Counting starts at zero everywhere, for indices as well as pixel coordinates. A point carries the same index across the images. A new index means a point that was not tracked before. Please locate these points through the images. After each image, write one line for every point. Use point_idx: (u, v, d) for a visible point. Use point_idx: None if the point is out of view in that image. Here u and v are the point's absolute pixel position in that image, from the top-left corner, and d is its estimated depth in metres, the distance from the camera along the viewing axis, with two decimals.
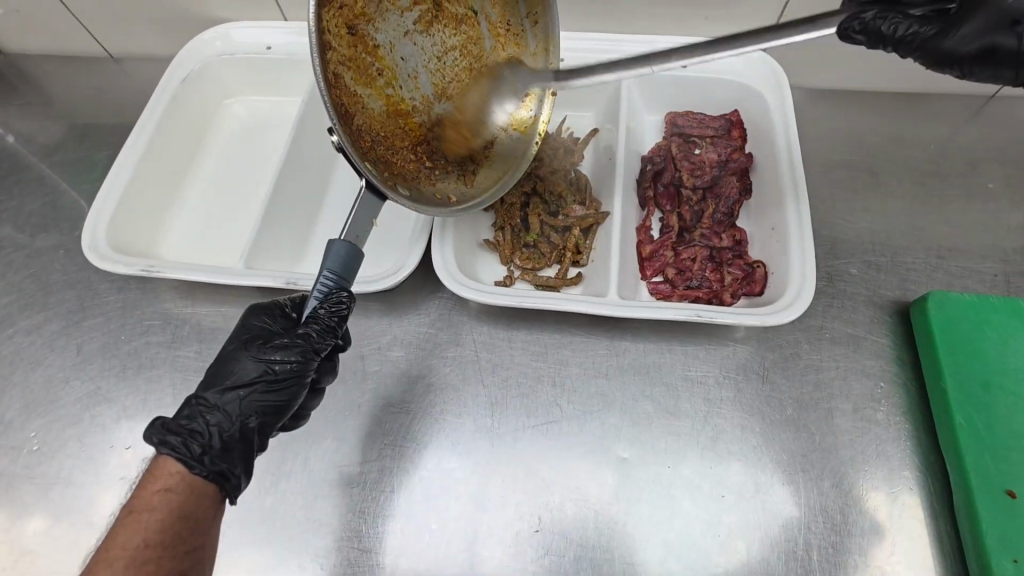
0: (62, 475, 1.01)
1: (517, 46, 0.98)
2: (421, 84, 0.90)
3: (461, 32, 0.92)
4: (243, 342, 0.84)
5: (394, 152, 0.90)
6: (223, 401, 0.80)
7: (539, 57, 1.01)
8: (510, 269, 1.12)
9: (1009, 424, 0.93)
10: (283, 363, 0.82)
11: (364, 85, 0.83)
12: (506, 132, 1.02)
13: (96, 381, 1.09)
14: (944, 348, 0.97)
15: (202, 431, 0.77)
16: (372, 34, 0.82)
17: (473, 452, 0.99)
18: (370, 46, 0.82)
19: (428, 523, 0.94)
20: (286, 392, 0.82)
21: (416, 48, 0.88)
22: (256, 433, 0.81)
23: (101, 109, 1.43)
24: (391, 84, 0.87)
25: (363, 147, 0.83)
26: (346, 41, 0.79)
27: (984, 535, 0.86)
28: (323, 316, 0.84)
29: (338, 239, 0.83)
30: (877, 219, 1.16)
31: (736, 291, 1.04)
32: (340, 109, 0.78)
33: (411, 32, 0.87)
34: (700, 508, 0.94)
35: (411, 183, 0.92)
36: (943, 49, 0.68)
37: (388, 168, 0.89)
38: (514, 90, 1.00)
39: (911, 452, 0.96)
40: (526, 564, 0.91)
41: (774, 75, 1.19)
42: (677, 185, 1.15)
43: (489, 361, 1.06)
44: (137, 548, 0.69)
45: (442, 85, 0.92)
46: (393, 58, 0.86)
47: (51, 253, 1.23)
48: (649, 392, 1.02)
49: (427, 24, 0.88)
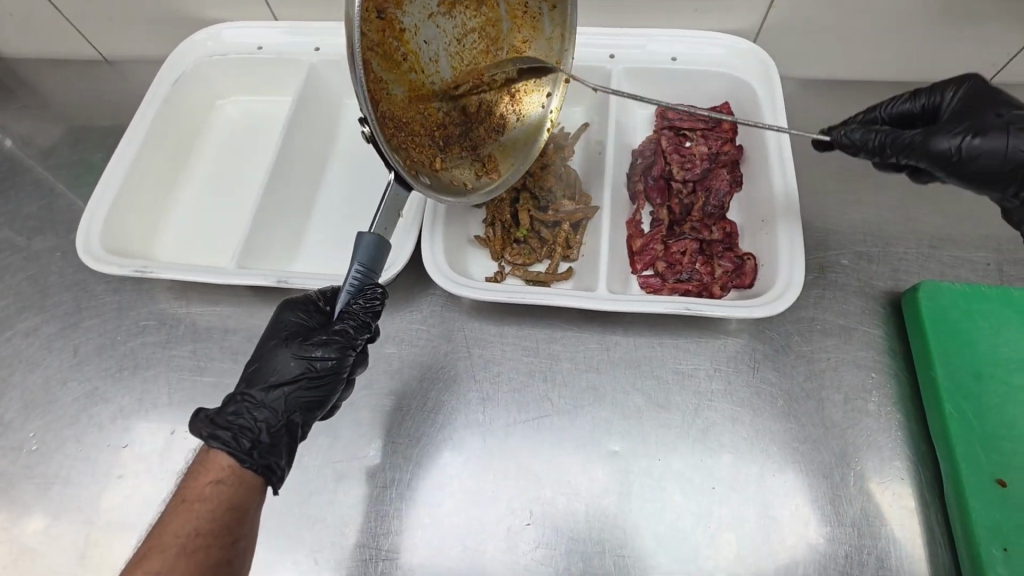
0: (60, 474, 1.03)
1: (534, 28, 0.97)
2: (441, 67, 0.89)
3: (481, 13, 0.91)
4: (283, 338, 0.85)
5: (415, 137, 0.89)
6: (269, 398, 0.81)
7: (554, 43, 1.00)
8: (500, 265, 1.12)
9: (1000, 413, 0.93)
10: (323, 360, 0.83)
11: (391, 69, 0.82)
12: (517, 117, 1.03)
13: (93, 382, 1.10)
14: (935, 338, 0.97)
15: (252, 426, 0.79)
16: (401, 18, 0.80)
17: (467, 448, 1.00)
18: (397, 30, 0.81)
19: (422, 518, 0.95)
20: (330, 387, 0.84)
21: (439, 31, 0.87)
22: (300, 426, 0.83)
23: (98, 112, 1.44)
24: (415, 68, 0.86)
25: (390, 134, 0.82)
26: (378, 25, 0.77)
27: (974, 524, 0.86)
28: (358, 312, 0.85)
29: (366, 233, 0.84)
30: (869, 210, 1.16)
31: (726, 284, 1.04)
32: (373, 94, 0.78)
33: (434, 14, 0.85)
34: (691, 502, 0.94)
35: (431, 169, 0.93)
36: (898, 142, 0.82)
37: (410, 152, 0.88)
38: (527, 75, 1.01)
39: (902, 442, 0.96)
40: (519, 559, 0.92)
41: (762, 64, 1.18)
42: (667, 178, 1.15)
43: (480, 357, 1.07)
44: (189, 536, 0.71)
45: (460, 69, 0.92)
46: (417, 42, 0.85)
47: (47, 256, 1.24)
48: (639, 385, 1.03)
49: (450, 6, 0.87)
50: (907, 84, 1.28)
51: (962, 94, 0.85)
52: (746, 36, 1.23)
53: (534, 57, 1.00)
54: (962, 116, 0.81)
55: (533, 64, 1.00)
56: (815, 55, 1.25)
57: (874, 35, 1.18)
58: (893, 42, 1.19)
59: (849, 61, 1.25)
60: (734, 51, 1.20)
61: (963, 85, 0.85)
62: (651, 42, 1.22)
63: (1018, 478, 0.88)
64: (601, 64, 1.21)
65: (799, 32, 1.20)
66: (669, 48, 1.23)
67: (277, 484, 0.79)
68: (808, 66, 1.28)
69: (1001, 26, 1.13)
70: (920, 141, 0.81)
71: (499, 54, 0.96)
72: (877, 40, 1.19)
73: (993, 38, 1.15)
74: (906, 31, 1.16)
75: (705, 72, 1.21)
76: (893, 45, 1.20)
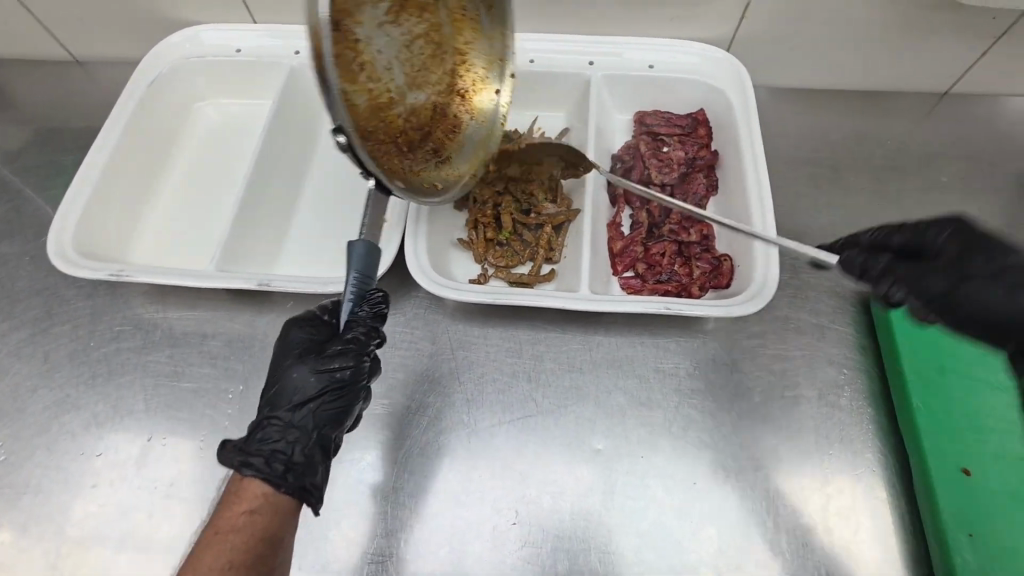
0: (30, 484, 0.99)
1: (473, 30, 0.98)
2: (394, 75, 0.87)
3: (425, 19, 0.89)
4: (296, 357, 0.87)
5: (382, 149, 0.88)
6: (295, 418, 0.83)
7: (494, 43, 1.01)
8: (483, 268, 1.14)
9: (963, 405, 0.97)
10: (341, 369, 0.86)
11: (353, 83, 0.79)
12: (471, 116, 1.03)
13: (64, 389, 1.07)
14: (902, 337, 1.01)
15: (283, 449, 0.80)
16: (355, 30, 0.77)
17: (451, 449, 1.00)
18: (353, 42, 0.77)
19: (406, 521, 0.95)
20: (350, 395, 0.86)
21: (389, 39, 0.84)
22: (331, 440, 0.84)
23: (69, 114, 1.40)
24: (371, 78, 0.83)
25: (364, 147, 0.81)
26: (338, 39, 0.72)
27: (942, 513, 0.89)
28: (365, 317, 0.90)
29: (357, 240, 0.88)
30: (839, 214, 1.20)
31: (704, 284, 1.07)
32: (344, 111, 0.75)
33: (384, 24, 0.82)
34: (674, 499, 0.96)
35: (403, 177, 0.93)
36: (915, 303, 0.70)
37: (382, 161, 0.87)
38: (473, 74, 1.02)
39: (873, 436, 1.00)
40: (506, 558, 0.92)
41: (735, 72, 1.22)
42: (646, 182, 1.18)
43: (464, 359, 1.07)
44: (223, 569, 0.71)
45: (412, 75, 0.91)
46: (372, 52, 0.82)
47: (15, 260, 1.20)
48: (622, 384, 1.04)
49: (397, 13, 0.84)
50: (873, 92, 1.34)
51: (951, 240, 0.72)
52: (720, 45, 1.27)
53: (477, 57, 1.01)
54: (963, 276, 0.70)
55: (476, 64, 1.01)
56: (786, 64, 1.29)
57: (841, 45, 1.23)
58: (857, 53, 1.25)
59: (818, 70, 1.30)
60: (709, 61, 1.24)
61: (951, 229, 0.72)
62: (629, 50, 1.26)
63: (981, 467, 0.93)
64: (580, 71, 1.24)
65: (770, 42, 1.24)
66: (646, 56, 1.26)
67: (314, 503, 0.79)
68: (779, 74, 1.32)
69: (959, 40, 1.19)
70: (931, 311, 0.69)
71: (444, 57, 0.96)
72: (845, 50, 1.24)
73: (951, 50, 1.21)
74: (870, 42, 1.22)
75: (682, 80, 1.24)
76: (857, 55, 1.25)
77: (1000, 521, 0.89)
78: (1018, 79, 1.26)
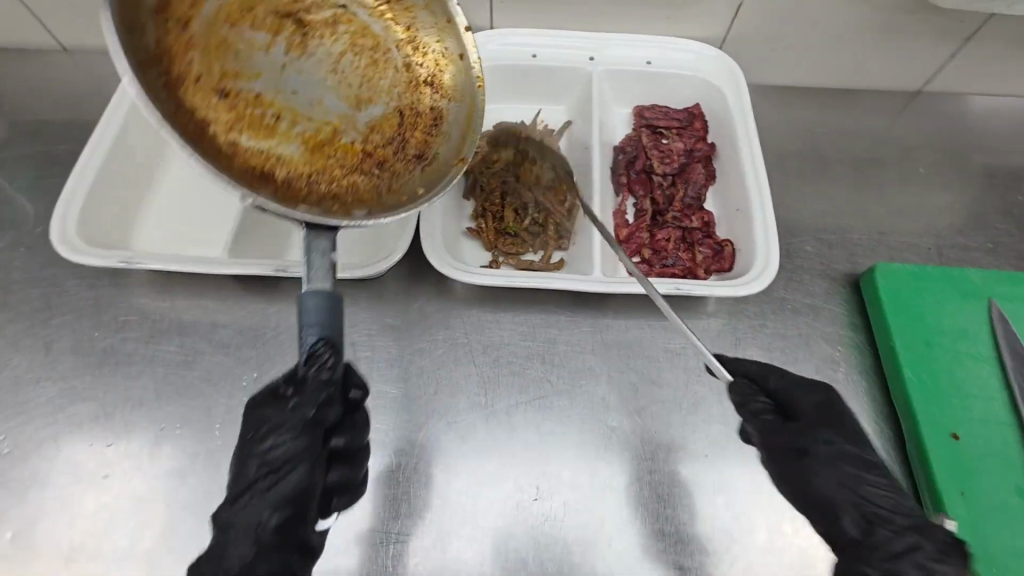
0: (38, 478, 0.97)
1: (407, 9, 0.90)
2: (329, 106, 0.86)
3: (340, 34, 0.87)
4: (248, 439, 0.81)
5: (340, 181, 0.87)
6: (236, 514, 0.76)
7: (433, 7, 0.90)
8: (493, 255, 1.17)
9: (950, 376, 1.04)
10: (284, 446, 0.77)
11: (268, 139, 0.82)
12: (447, 99, 0.93)
13: (70, 381, 1.04)
14: (892, 313, 1.08)
15: (224, 555, 0.74)
16: (246, 88, 0.80)
17: (470, 429, 1.02)
18: (251, 100, 0.80)
19: (429, 500, 0.97)
20: (292, 478, 0.76)
21: (303, 75, 0.85)
22: (279, 533, 0.74)
23: (54, 103, 1.35)
24: (294, 123, 0.84)
25: (300, 196, 0.82)
26: (222, 107, 0.78)
27: (936, 474, 0.96)
28: (314, 380, 0.77)
29: (303, 295, 0.74)
30: (827, 202, 1.28)
31: (708, 267, 1.12)
32: (244, 179, 0.77)
33: (287, 64, 0.84)
34: (687, 471, 1.00)
35: (375, 202, 0.88)
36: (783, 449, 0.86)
37: (340, 198, 0.85)
38: (433, 54, 0.93)
39: (868, 407, 1.06)
40: (530, 532, 0.96)
41: (728, 70, 1.29)
42: (648, 172, 1.23)
43: (480, 343, 1.09)
44: None
45: (352, 94, 0.88)
46: (285, 96, 0.83)
47: (8, 251, 1.16)
48: (632, 364, 1.08)
49: (300, 45, 0.85)
50: (852, 90, 1.42)
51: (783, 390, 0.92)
52: (713, 43, 1.33)
53: (425, 33, 0.92)
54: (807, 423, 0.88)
55: (431, 44, 0.92)
56: (774, 62, 1.36)
57: (825, 45, 1.31)
58: (839, 52, 1.33)
59: (804, 69, 1.38)
60: (704, 58, 1.29)
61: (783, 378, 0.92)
62: (627, 47, 1.30)
63: (967, 431, 1.00)
64: (582, 65, 1.29)
65: (760, 41, 1.31)
66: (643, 53, 1.31)
67: None
68: (767, 72, 1.39)
69: (931, 41, 1.28)
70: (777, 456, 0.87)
71: (388, 57, 0.90)
72: (828, 49, 1.32)
73: (924, 50, 1.31)
74: (852, 41, 1.30)
75: (678, 76, 1.30)
76: (839, 54, 1.33)
77: (986, 480, 0.97)
78: (982, 79, 1.37)
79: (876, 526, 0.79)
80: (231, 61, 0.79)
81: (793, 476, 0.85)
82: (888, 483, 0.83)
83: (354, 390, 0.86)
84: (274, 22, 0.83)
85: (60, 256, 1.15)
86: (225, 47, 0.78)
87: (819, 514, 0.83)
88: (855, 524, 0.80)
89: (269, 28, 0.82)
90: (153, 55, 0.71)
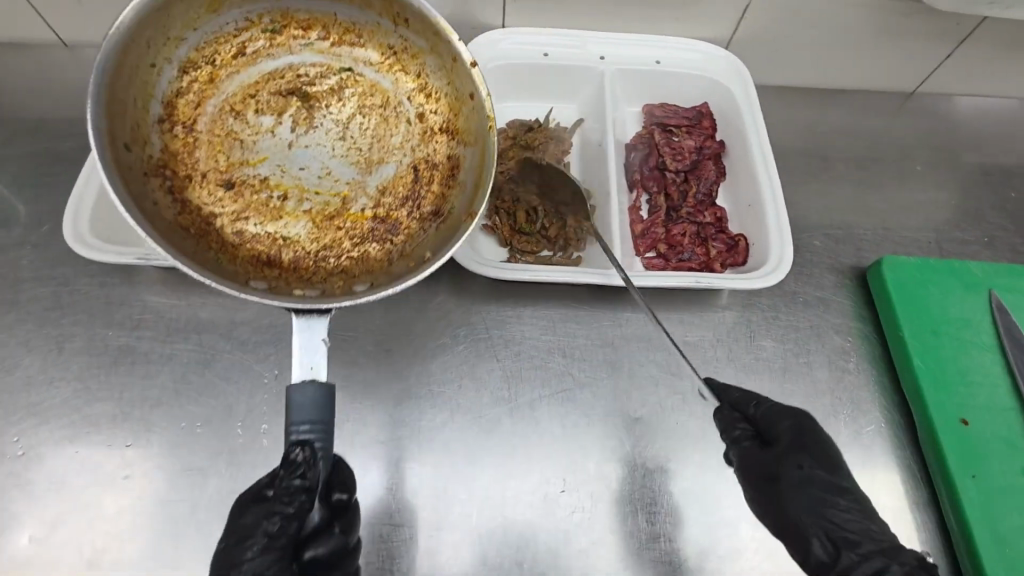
0: (56, 480, 0.95)
1: (415, 57, 0.99)
2: (335, 174, 0.99)
3: (348, 102, 1.03)
4: (227, 546, 0.81)
5: (347, 251, 0.96)
6: None
7: (434, 55, 0.97)
8: (509, 250, 1.19)
9: (957, 364, 1.08)
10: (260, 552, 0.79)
11: (275, 219, 0.96)
12: (460, 145, 0.99)
13: (86, 380, 1.02)
14: (899, 304, 1.12)
15: None
16: (253, 174, 0.97)
17: (495, 422, 1.04)
18: (259, 185, 0.97)
19: (457, 494, 0.98)
20: None
21: (311, 149, 1.00)
22: None
23: (49, 94, 1.29)
24: (302, 199, 0.98)
25: (306, 273, 0.92)
26: (228, 197, 0.95)
27: (949, 458, 1.00)
28: (292, 485, 0.79)
29: (291, 390, 0.78)
30: (832, 198, 1.32)
31: (724, 261, 1.15)
32: (249, 264, 0.90)
33: (296, 143, 1.00)
34: (708, 461, 1.02)
35: (383, 270, 0.93)
36: (759, 473, 0.93)
37: (347, 273, 0.93)
38: (443, 101, 1.01)
39: (878, 395, 1.10)
40: (558, 524, 0.97)
41: (733, 70, 1.32)
42: (660, 169, 1.24)
43: (501, 338, 1.10)
44: None
45: (359, 158, 1.01)
46: (295, 172, 0.99)
47: (15, 249, 1.13)
48: (652, 357, 1.10)
49: (308, 122, 1.02)
50: (851, 91, 1.46)
51: (768, 412, 0.95)
52: (719, 43, 1.36)
53: (434, 81, 1.00)
54: (790, 447, 0.93)
55: (441, 90, 1.00)
56: (778, 62, 1.40)
57: (827, 46, 1.35)
58: (840, 53, 1.37)
59: (806, 67, 1.41)
60: (711, 59, 1.32)
61: (766, 403, 0.97)
62: (635, 47, 1.32)
63: (976, 417, 1.04)
64: (592, 65, 1.30)
65: (765, 42, 1.35)
66: (651, 53, 1.33)
67: None
68: (771, 71, 1.43)
69: (928, 43, 1.33)
70: (754, 478, 0.94)
71: (397, 114, 1.03)
72: (830, 49, 1.36)
73: (921, 52, 1.36)
74: (853, 42, 1.34)
75: (686, 76, 1.32)
76: (840, 55, 1.38)
77: (996, 462, 1.01)
78: (974, 80, 1.43)
79: (845, 553, 0.85)
80: (241, 152, 0.98)
81: (765, 499, 0.93)
82: (857, 512, 0.89)
83: (338, 493, 0.87)
84: (280, 107, 1.01)
85: (70, 254, 1.12)
86: (235, 139, 0.98)
87: (791, 538, 0.90)
88: (824, 549, 0.86)
89: (276, 113, 1.01)
90: (160, 160, 0.90)
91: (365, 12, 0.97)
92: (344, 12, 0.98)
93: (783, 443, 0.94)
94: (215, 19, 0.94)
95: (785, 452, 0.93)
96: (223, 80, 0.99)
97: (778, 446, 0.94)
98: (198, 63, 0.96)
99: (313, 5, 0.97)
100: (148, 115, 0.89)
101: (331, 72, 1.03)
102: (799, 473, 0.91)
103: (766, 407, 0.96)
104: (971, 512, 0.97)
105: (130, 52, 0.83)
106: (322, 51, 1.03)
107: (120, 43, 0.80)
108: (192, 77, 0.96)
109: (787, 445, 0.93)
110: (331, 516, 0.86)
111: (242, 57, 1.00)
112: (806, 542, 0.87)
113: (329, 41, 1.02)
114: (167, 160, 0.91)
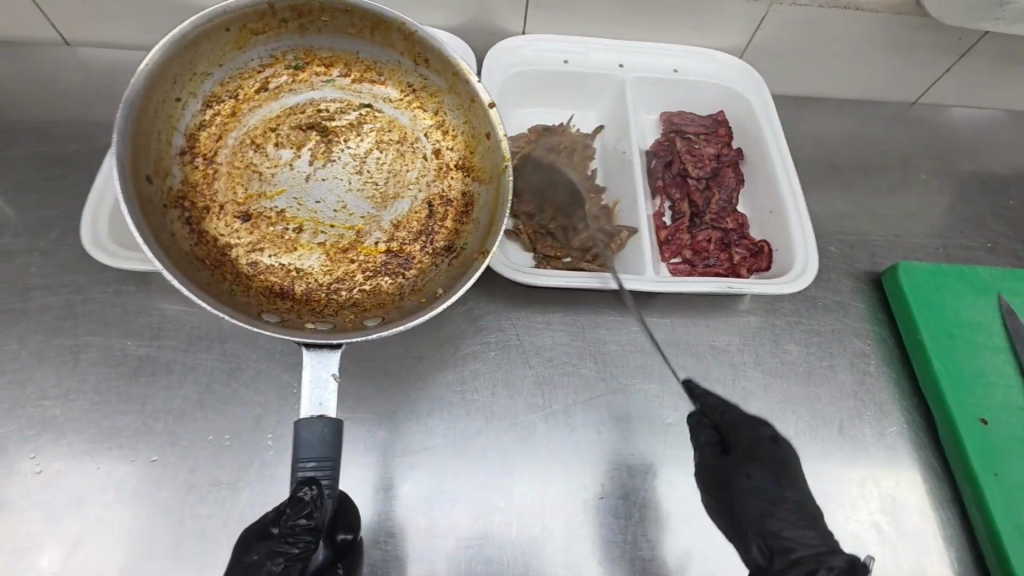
0: (77, 498, 0.91)
1: (434, 94, 1.01)
2: (350, 209, 0.98)
3: (366, 135, 1.03)
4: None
5: (359, 284, 0.93)
6: None
7: (455, 93, 0.98)
8: (533, 255, 1.17)
9: (973, 365, 1.12)
10: None
11: (290, 251, 0.93)
12: (475, 180, 0.99)
13: (104, 392, 0.98)
14: (916, 308, 1.15)
15: None
16: (270, 206, 0.96)
17: (530, 429, 1.03)
18: (275, 216, 0.95)
19: (496, 503, 0.97)
20: None
21: (327, 182, 0.99)
22: None
23: (53, 96, 1.24)
24: (316, 232, 0.96)
25: (318, 305, 0.90)
26: (244, 229, 0.93)
27: (972, 457, 1.03)
28: (300, 524, 0.77)
29: (301, 424, 0.78)
30: (844, 206, 1.35)
31: (749, 266, 1.17)
32: (260, 297, 0.87)
33: (313, 175, 0.99)
34: None
35: (396, 304, 0.90)
36: (715, 477, 0.95)
37: (359, 306, 0.90)
38: (462, 137, 1.01)
39: (899, 396, 1.13)
40: (598, 531, 0.97)
41: (750, 79, 1.34)
42: (682, 176, 1.26)
43: (532, 344, 1.09)
44: None
45: (374, 192, 0.99)
46: (310, 205, 0.97)
47: (23, 256, 1.08)
48: (681, 362, 1.11)
49: (326, 156, 1.00)
50: (856, 102, 1.51)
51: (729, 416, 0.97)
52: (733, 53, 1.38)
53: (452, 116, 1.01)
54: (746, 455, 0.94)
55: (460, 128, 1.01)
56: (788, 72, 1.43)
57: (835, 58, 1.39)
58: (848, 65, 1.41)
59: (815, 78, 1.45)
60: (727, 69, 1.35)
61: (731, 408, 0.97)
62: (653, 56, 1.34)
63: (994, 416, 1.08)
64: (613, 73, 1.31)
65: (777, 53, 1.37)
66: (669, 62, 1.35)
67: None
68: (782, 81, 1.46)
69: (931, 56, 1.38)
70: (710, 480, 0.96)
71: (414, 149, 1.03)
72: (838, 61, 1.40)
73: (923, 65, 1.40)
74: (860, 55, 1.38)
75: (703, 85, 1.35)
76: (847, 67, 1.41)
77: (1015, 459, 1.04)
78: (972, 93, 1.48)
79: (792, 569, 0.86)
80: (259, 184, 0.96)
81: (717, 504, 0.95)
82: (798, 520, 0.90)
83: (343, 533, 0.87)
84: (299, 140, 1.00)
85: (82, 261, 1.08)
86: (254, 170, 0.97)
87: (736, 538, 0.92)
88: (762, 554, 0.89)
89: (295, 146, 1.00)
90: (179, 190, 0.89)
91: (387, 51, 0.97)
92: (366, 50, 0.98)
93: (739, 451, 0.95)
94: (240, 56, 0.93)
95: (745, 460, 0.94)
96: (246, 113, 0.98)
97: (736, 452, 0.95)
98: (221, 97, 0.95)
99: (337, 43, 0.97)
100: (170, 147, 0.89)
101: (351, 108, 1.03)
102: (748, 480, 0.93)
103: (733, 412, 0.97)
104: (995, 508, 1.00)
105: (157, 87, 0.83)
106: (343, 87, 1.03)
107: (147, 79, 0.81)
108: (215, 111, 0.95)
109: (744, 454, 0.95)
110: (336, 556, 0.86)
111: (265, 92, 0.99)
112: (747, 547, 0.90)
113: (350, 78, 1.02)
114: (187, 192, 0.90)
